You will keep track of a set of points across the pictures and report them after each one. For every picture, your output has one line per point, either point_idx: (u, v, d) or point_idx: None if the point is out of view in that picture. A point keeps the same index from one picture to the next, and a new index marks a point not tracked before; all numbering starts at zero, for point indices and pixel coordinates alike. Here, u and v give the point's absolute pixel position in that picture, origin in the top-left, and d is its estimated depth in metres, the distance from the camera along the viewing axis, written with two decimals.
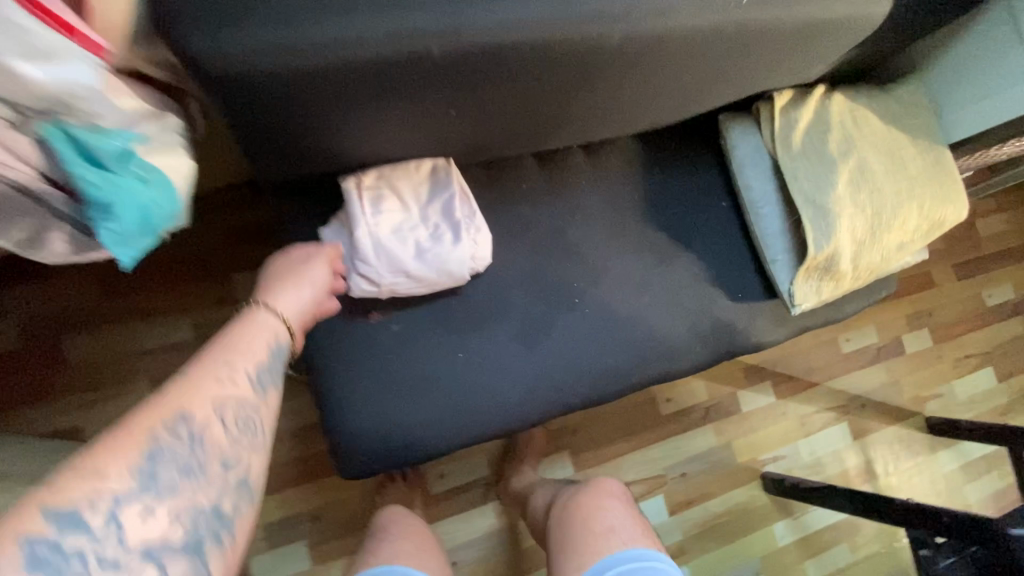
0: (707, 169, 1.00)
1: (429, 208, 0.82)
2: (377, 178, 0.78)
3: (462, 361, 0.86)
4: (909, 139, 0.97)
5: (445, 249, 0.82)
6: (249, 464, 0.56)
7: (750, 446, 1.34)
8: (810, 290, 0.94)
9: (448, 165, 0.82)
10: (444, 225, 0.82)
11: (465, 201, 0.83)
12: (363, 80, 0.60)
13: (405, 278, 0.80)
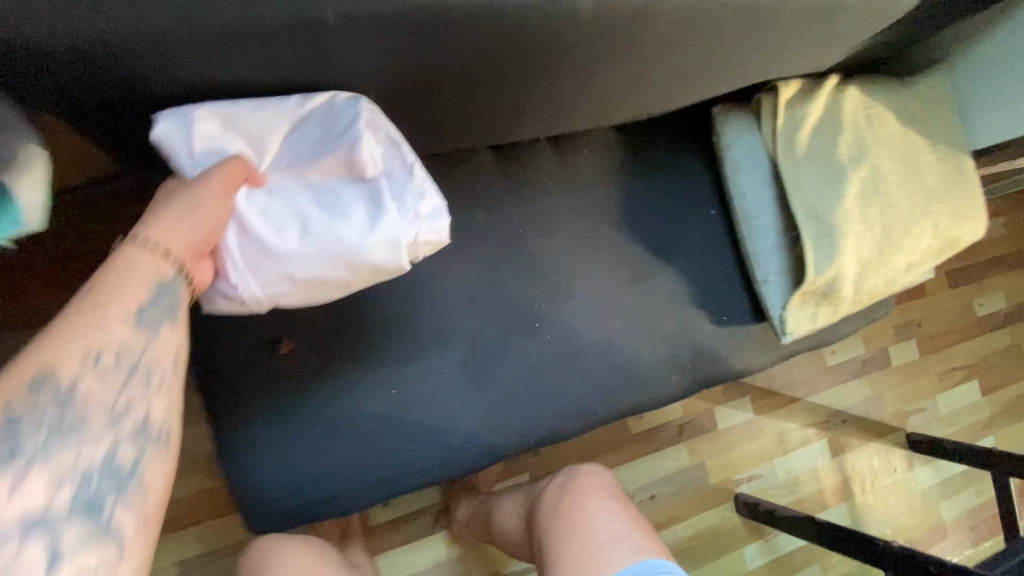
0: (694, 170, 0.85)
1: (328, 160, 0.54)
2: (224, 124, 0.49)
3: (394, 397, 0.72)
4: (927, 144, 0.83)
5: (358, 221, 0.53)
6: (146, 408, 0.43)
7: (725, 466, 1.25)
8: (806, 316, 0.82)
9: (352, 103, 0.52)
10: (355, 184, 0.54)
11: (389, 147, 0.54)
12: (224, 46, 0.43)
13: (290, 278, 0.53)
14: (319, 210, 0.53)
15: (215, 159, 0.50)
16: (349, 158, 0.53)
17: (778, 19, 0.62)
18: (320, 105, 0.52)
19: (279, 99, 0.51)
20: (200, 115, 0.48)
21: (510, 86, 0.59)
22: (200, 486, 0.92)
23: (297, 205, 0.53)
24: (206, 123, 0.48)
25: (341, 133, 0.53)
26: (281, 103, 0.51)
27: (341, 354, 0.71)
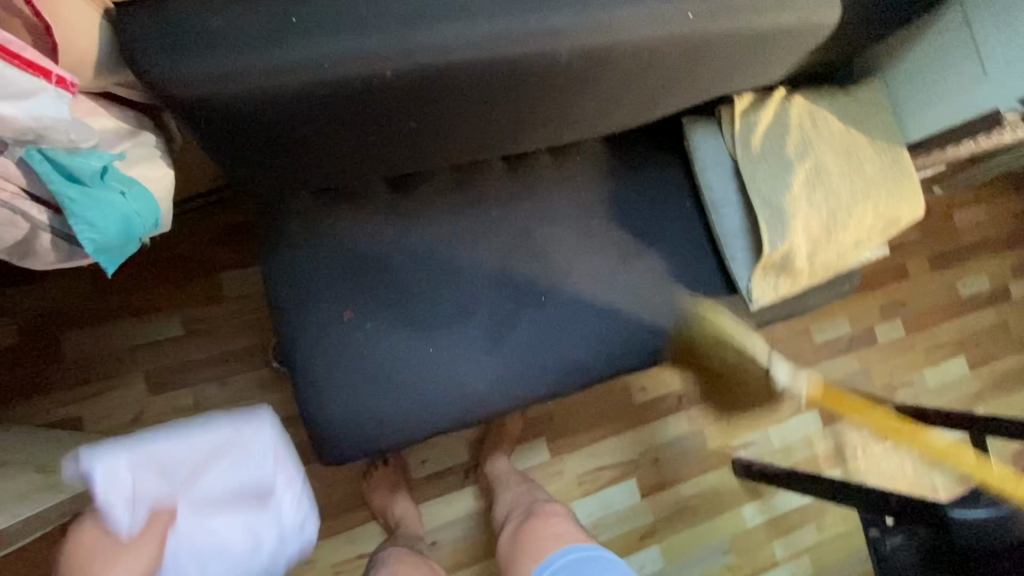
0: (670, 170, 1.03)
1: (234, 509, 0.75)
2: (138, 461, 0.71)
3: (432, 357, 0.90)
4: (868, 140, 1.00)
5: (251, 548, 0.75)
6: None
7: (721, 433, 1.40)
8: (769, 286, 0.99)
9: (258, 423, 0.79)
10: (251, 518, 0.76)
11: (275, 464, 0.79)
12: (318, 101, 0.63)
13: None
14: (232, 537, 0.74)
15: (144, 516, 0.70)
16: (251, 491, 0.76)
17: (720, 52, 0.80)
18: (226, 437, 0.76)
19: (197, 439, 0.75)
20: (131, 446, 0.72)
21: (511, 113, 0.78)
22: None
23: (212, 538, 0.73)
24: (139, 475, 0.70)
25: (252, 457, 0.77)
26: (192, 447, 0.75)
27: (390, 323, 0.89)
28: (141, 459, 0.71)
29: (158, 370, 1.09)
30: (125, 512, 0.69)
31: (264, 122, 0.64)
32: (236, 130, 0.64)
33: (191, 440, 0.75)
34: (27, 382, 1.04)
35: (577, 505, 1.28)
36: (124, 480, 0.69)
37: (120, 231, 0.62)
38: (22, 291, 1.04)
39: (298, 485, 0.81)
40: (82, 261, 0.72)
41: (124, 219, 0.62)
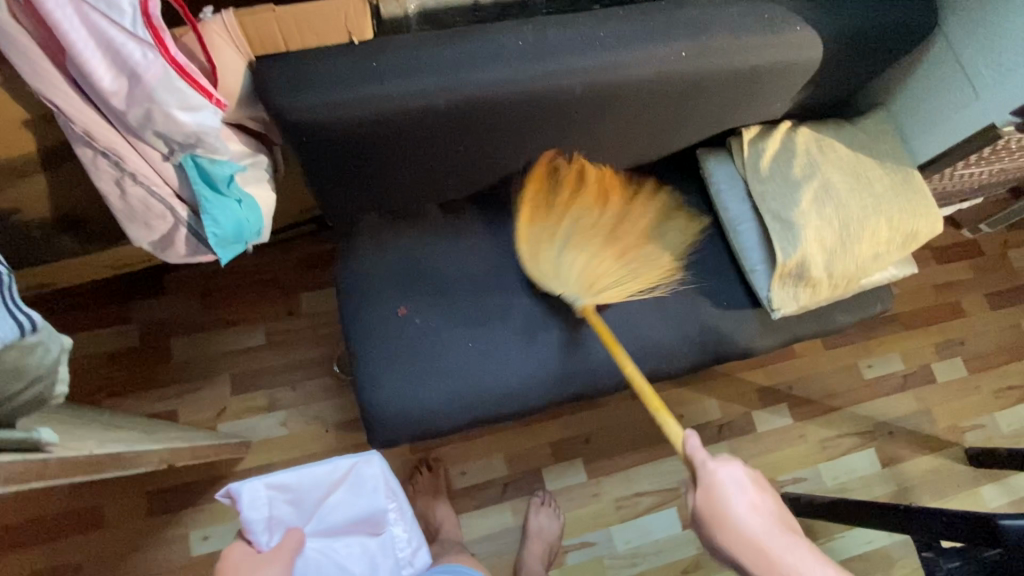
0: (689, 196, 1.15)
1: (357, 533, 0.96)
2: (289, 503, 0.92)
3: (470, 353, 1.02)
4: (877, 163, 1.07)
5: (373, 553, 0.96)
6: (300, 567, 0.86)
7: (767, 466, 1.36)
8: (789, 296, 1.03)
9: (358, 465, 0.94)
10: (368, 543, 0.96)
11: (378, 476, 0.96)
12: (389, 125, 0.82)
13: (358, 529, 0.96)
14: (354, 507, 0.95)
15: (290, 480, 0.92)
16: (369, 521, 0.96)
17: (717, 87, 0.94)
18: (346, 466, 0.94)
19: (321, 469, 0.93)
20: (267, 476, 0.90)
21: (542, 141, 0.94)
22: (333, 445, 1.25)
23: (337, 552, 0.94)
24: (273, 503, 0.90)
25: (365, 488, 0.95)
26: (320, 480, 0.93)
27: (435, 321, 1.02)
28: (275, 487, 0.90)
29: (242, 373, 1.27)
30: (263, 533, 0.88)
31: (349, 142, 0.83)
32: (328, 149, 0.84)
33: (314, 472, 0.93)
34: (140, 378, 1.24)
35: (616, 530, 1.27)
36: (263, 507, 0.89)
37: (233, 230, 0.83)
38: (147, 305, 1.28)
39: (404, 520, 0.98)
40: (202, 258, 0.92)
41: (237, 222, 0.83)
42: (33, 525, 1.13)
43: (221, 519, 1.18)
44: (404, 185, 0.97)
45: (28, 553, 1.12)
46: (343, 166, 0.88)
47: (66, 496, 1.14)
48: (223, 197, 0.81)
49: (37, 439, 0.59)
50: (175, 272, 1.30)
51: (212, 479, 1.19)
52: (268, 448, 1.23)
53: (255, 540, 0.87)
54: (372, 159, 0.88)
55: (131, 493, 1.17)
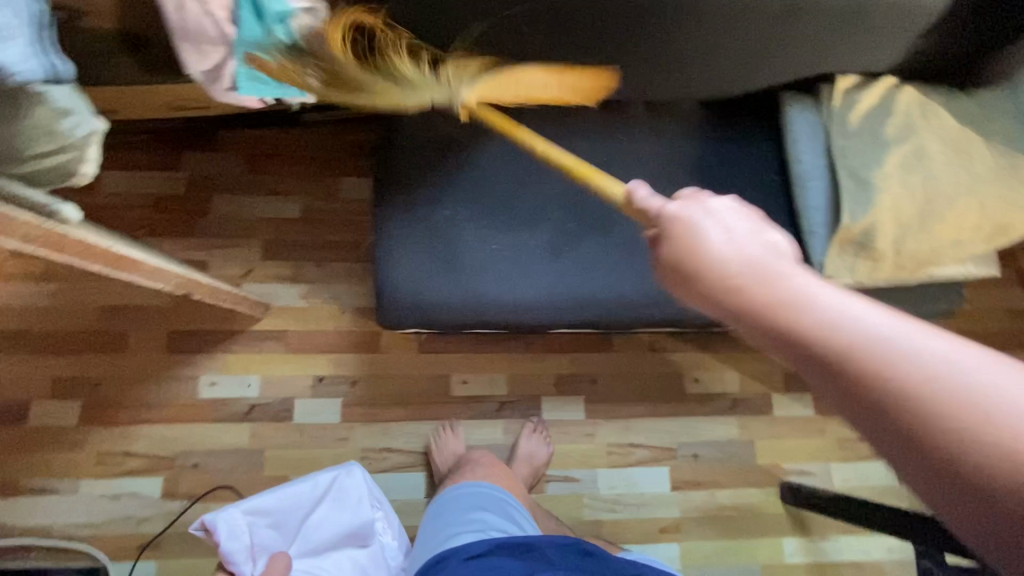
0: (761, 143, 1.06)
1: (344, 546, 1.05)
2: (271, 525, 0.99)
3: (474, 243, 0.99)
4: (984, 140, 0.94)
5: (363, 564, 1.05)
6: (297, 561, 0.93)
7: (775, 451, 1.29)
8: (845, 266, 0.94)
9: (338, 476, 1.06)
10: (357, 555, 1.06)
11: (359, 484, 1.07)
12: None
13: (345, 544, 1.05)
14: (338, 520, 1.04)
15: (272, 501, 1.00)
16: (357, 534, 1.06)
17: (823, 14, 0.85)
18: (329, 482, 1.05)
19: (303, 488, 1.03)
20: (245, 504, 0.97)
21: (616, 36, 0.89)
22: (345, 327, 1.27)
23: (326, 569, 1.02)
24: (253, 528, 0.96)
25: (347, 502, 1.06)
26: (304, 500, 1.03)
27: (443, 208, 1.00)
28: (255, 513, 0.97)
29: (272, 240, 1.29)
30: (246, 561, 0.93)
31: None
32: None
33: (292, 493, 1.02)
34: (181, 224, 1.29)
35: (603, 473, 1.25)
36: (243, 536, 0.94)
37: (276, 75, 0.79)
38: (198, 157, 1.32)
39: (390, 528, 1.09)
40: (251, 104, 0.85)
41: (283, 69, 0.79)
42: (67, 336, 1.21)
43: (230, 370, 1.23)
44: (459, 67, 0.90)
45: (56, 360, 1.21)
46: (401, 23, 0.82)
47: (99, 316, 1.23)
48: (272, 34, 0.77)
49: (54, 208, 0.61)
50: (229, 131, 1.33)
51: (229, 331, 1.24)
52: (284, 316, 1.26)
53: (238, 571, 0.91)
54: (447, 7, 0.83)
55: (155, 327, 1.23)
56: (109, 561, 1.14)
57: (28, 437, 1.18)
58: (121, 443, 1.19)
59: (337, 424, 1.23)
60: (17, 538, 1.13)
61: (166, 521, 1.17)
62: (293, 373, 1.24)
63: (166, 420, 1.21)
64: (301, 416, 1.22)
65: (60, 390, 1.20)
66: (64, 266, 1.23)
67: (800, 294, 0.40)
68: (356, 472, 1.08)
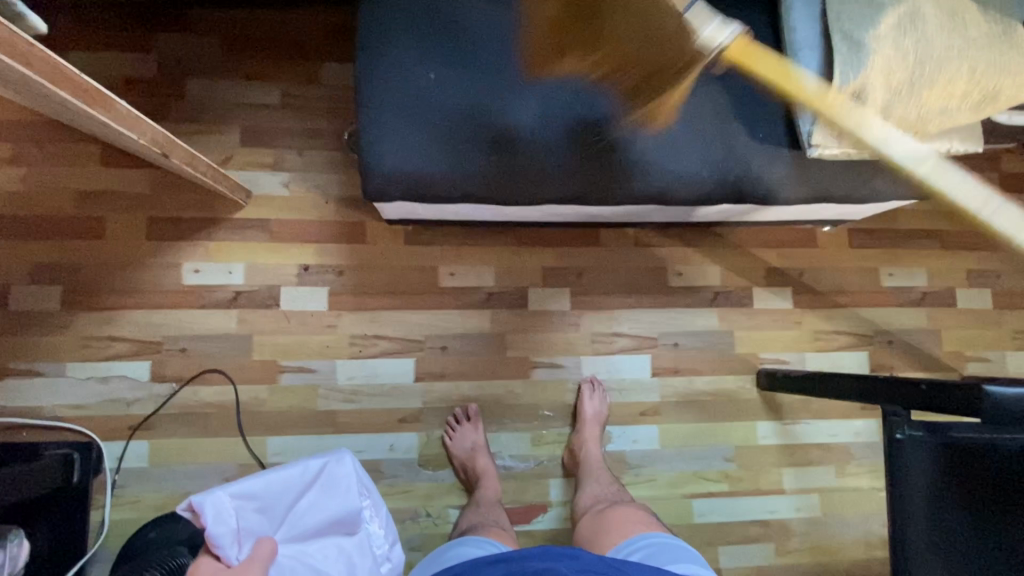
0: (755, 16, 1.04)
1: (329, 534, 0.96)
2: (257, 507, 0.90)
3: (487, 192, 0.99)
4: (978, 7, 0.94)
5: (350, 553, 0.96)
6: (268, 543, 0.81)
7: (754, 341, 1.34)
8: (833, 133, 0.94)
9: (326, 462, 0.98)
10: (344, 543, 0.96)
11: (347, 470, 1.00)
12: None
13: (331, 536, 0.96)
14: (328, 508, 0.96)
15: (253, 482, 0.90)
16: (345, 521, 0.97)
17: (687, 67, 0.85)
18: (316, 466, 0.97)
19: (293, 470, 0.95)
20: (231, 486, 0.88)
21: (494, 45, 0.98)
22: (329, 217, 1.25)
23: (312, 556, 0.92)
24: (239, 512, 0.87)
25: (339, 488, 0.98)
26: (292, 483, 0.94)
27: (471, 87, 0.96)
28: (243, 496, 0.88)
29: (252, 128, 1.25)
30: (232, 546, 0.83)
31: None
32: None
33: (282, 477, 0.94)
34: (153, 107, 1.23)
35: (586, 360, 1.29)
36: (230, 518, 0.84)
37: None
38: (169, 38, 1.25)
39: (378, 515, 1.03)
40: None
41: None
42: (42, 220, 1.18)
43: (214, 258, 1.21)
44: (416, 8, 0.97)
45: (33, 246, 1.18)
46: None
47: (76, 202, 1.19)
48: None
49: (16, 10, 0.63)
50: (203, 12, 1.26)
51: (210, 219, 1.22)
52: (266, 204, 1.24)
53: (224, 556, 0.81)
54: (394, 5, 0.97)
55: (134, 213, 1.20)
56: (102, 440, 1.16)
57: (9, 320, 1.16)
58: (106, 328, 1.18)
59: (323, 312, 1.23)
60: (7, 416, 1.14)
61: (157, 403, 1.18)
62: (278, 261, 1.23)
63: (150, 306, 1.20)
64: (287, 303, 1.22)
65: (40, 275, 1.17)
66: (32, 149, 1.18)
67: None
68: (342, 457, 1.01)
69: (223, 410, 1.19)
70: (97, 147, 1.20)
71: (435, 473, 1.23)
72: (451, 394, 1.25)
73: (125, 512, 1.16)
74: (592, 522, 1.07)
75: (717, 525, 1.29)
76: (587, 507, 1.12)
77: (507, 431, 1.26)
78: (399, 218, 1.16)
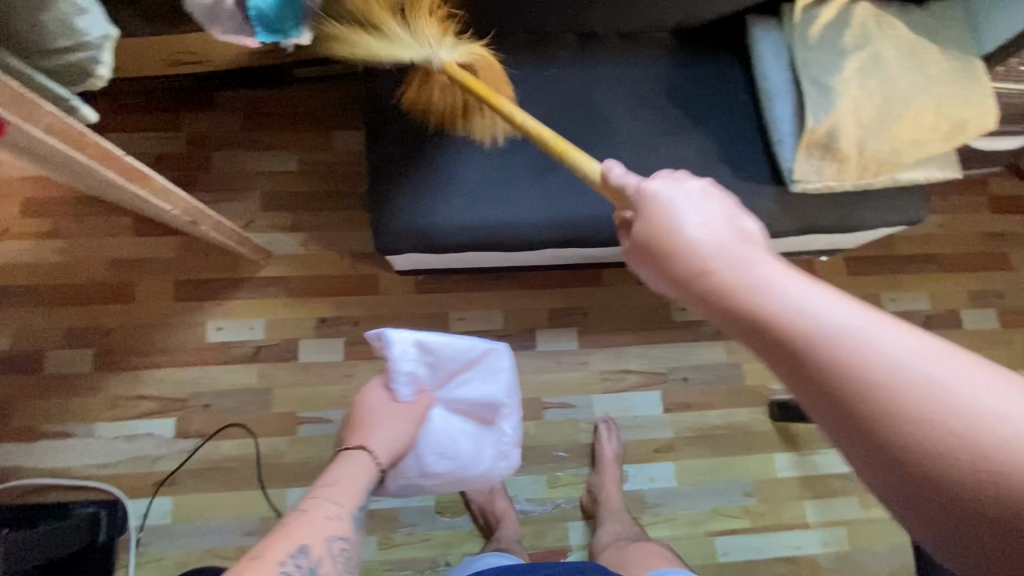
0: (730, 67, 1.12)
1: (470, 411, 1.02)
2: (428, 361, 0.96)
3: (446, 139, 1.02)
4: (937, 48, 1.01)
5: (479, 435, 1.03)
6: (417, 408, 0.96)
7: (762, 372, 1.35)
8: (812, 169, 1.00)
9: (489, 351, 0.99)
10: (478, 424, 1.03)
11: (503, 363, 1.00)
12: None
13: (476, 412, 1.02)
14: (478, 388, 1.00)
15: (431, 339, 0.95)
16: (487, 407, 1.01)
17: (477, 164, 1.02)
18: (482, 349, 0.98)
19: (466, 343, 0.97)
20: (417, 333, 0.94)
21: None
22: (345, 270, 1.32)
23: (452, 425, 1.01)
24: (417, 359, 0.94)
25: (496, 376, 1.00)
26: (460, 353, 0.97)
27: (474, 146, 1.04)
28: (423, 347, 0.94)
29: (270, 193, 1.35)
30: (404, 385, 0.95)
31: None
32: None
33: (458, 342, 0.97)
34: (180, 180, 1.34)
35: (598, 399, 1.31)
36: (410, 360, 0.94)
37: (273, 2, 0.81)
38: (196, 117, 1.37)
39: (512, 418, 1.04)
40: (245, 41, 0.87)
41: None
42: (79, 288, 1.26)
43: (237, 315, 1.28)
44: None
45: (70, 311, 1.25)
46: None
47: (109, 269, 1.28)
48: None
49: (73, 105, 0.72)
50: (227, 91, 1.38)
51: (232, 279, 1.29)
52: (285, 263, 1.31)
53: (397, 389, 0.95)
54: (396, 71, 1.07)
55: (162, 277, 1.28)
56: (128, 498, 1.19)
57: (44, 384, 1.22)
58: (134, 388, 1.24)
59: (341, 361, 1.28)
60: (38, 478, 1.18)
61: (180, 459, 1.21)
62: (296, 315, 1.29)
63: (176, 364, 1.25)
64: (306, 355, 1.27)
65: (74, 339, 1.24)
66: (71, 224, 1.29)
67: (772, 302, 0.44)
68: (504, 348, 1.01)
69: (244, 464, 1.22)
70: (129, 218, 1.30)
71: (452, 520, 1.23)
72: None
73: (147, 571, 1.17)
74: (616, 555, 1.07)
75: (743, 564, 1.26)
76: (606, 544, 1.12)
77: (522, 474, 1.26)
78: (410, 269, 1.22)
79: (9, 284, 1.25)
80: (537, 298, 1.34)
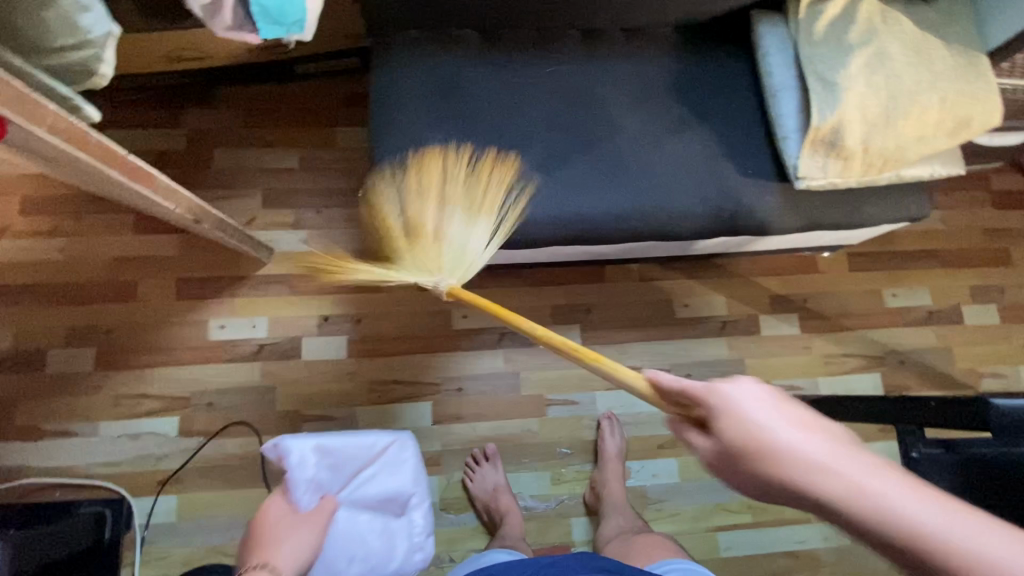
0: (735, 63, 1.12)
1: (381, 508, 1.06)
2: (327, 464, 1.02)
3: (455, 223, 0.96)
4: (942, 44, 1.01)
5: (393, 533, 1.05)
6: (320, 509, 0.96)
7: (764, 368, 1.35)
8: (817, 166, 1.00)
9: (392, 442, 1.06)
10: (391, 522, 1.05)
11: (406, 449, 1.07)
12: (409, 49, 1.08)
13: (388, 509, 1.06)
14: (386, 481, 1.05)
15: (326, 440, 1.02)
16: (393, 501, 1.06)
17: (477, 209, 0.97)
18: (385, 441, 1.06)
19: (366, 439, 1.05)
20: (316, 437, 1.02)
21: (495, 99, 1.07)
22: None
23: (364, 527, 1.03)
24: (315, 464, 1.01)
25: (401, 468, 1.06)
26: (361, 450, 1.05)
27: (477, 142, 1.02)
28: (321, 449, 1.02)
29: (271, 190, 1.34)
30: (303, 493, 0.98)
31: (390, 37, 1.08)
32: (381, 46, 1.08)
33: (358, 441, 1.05)
34: (181, 177, 1.33)
35: (601, 396, 1.31)
36: (308, 467, 1.00)
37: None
38: (196, 113, 1.36)
39: (423, 508, 1.07)
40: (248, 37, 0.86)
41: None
42: (80, 286, 1.26)
43: (239, 313, 1.28)
44: (420, 72, 1.07)
45: (72, 310, 1.25)
46: (380, 44, 1.09)
47: (110, 267, 1.27)
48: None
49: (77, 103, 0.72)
50: (226, 88, 1.37)
51: (234, 277, 1.29)
52: (287, 260, 1.31)
53: (295, 498, 0.97)
54: (399, 67, 1.07)
55: (163, 275, 1.28)
56: (132, 496, 1.19)
57: (46, 383, 1.22)
58: (137, 386, 1.24)
59: (343, 359, 1.28)
60: (42, 477, 1.18)
61: (184, 458, 1.21)
62: (299, 313, 1.29)
63: (178, 363, 1.25)
64: (308, 353, 1.27)
65: (76, 338, 1.24)
66: (71, 222, 1.28)
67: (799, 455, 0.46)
68: (411, 436, 1.08)
69: (248, 461, 1.22)
70: (131, 216, 1.29)
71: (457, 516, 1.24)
72: (469, 435, 1.27)
73: (153, 569, 1.17)
74: (619, 549, 1.07)
75: (746, 558, 1.27)
76: (611, 539, 1.12)
77: (526, 470, 1.27)
78: None
79: (10, 283, 1.25)
80: (539, 295, 1.33)
